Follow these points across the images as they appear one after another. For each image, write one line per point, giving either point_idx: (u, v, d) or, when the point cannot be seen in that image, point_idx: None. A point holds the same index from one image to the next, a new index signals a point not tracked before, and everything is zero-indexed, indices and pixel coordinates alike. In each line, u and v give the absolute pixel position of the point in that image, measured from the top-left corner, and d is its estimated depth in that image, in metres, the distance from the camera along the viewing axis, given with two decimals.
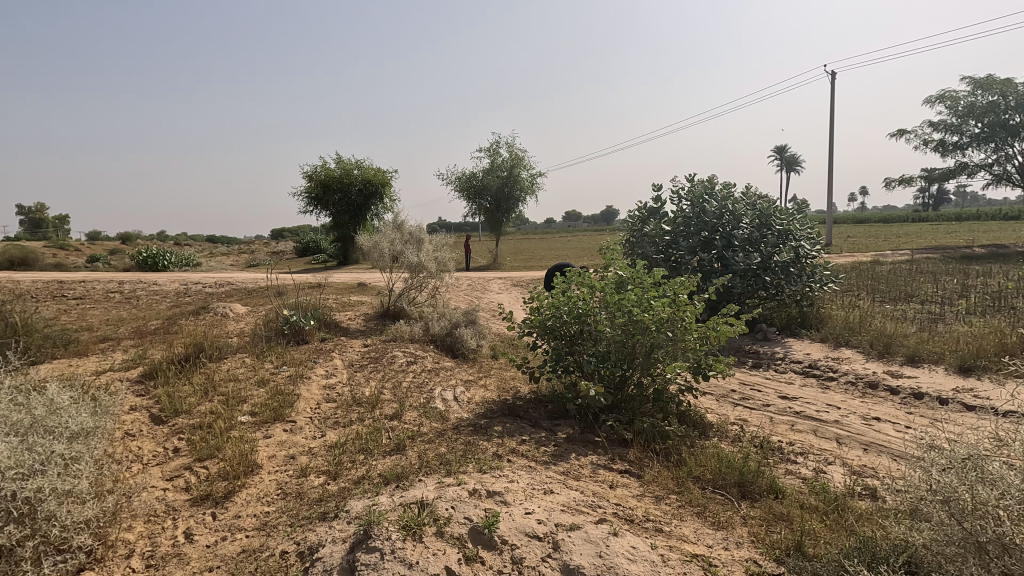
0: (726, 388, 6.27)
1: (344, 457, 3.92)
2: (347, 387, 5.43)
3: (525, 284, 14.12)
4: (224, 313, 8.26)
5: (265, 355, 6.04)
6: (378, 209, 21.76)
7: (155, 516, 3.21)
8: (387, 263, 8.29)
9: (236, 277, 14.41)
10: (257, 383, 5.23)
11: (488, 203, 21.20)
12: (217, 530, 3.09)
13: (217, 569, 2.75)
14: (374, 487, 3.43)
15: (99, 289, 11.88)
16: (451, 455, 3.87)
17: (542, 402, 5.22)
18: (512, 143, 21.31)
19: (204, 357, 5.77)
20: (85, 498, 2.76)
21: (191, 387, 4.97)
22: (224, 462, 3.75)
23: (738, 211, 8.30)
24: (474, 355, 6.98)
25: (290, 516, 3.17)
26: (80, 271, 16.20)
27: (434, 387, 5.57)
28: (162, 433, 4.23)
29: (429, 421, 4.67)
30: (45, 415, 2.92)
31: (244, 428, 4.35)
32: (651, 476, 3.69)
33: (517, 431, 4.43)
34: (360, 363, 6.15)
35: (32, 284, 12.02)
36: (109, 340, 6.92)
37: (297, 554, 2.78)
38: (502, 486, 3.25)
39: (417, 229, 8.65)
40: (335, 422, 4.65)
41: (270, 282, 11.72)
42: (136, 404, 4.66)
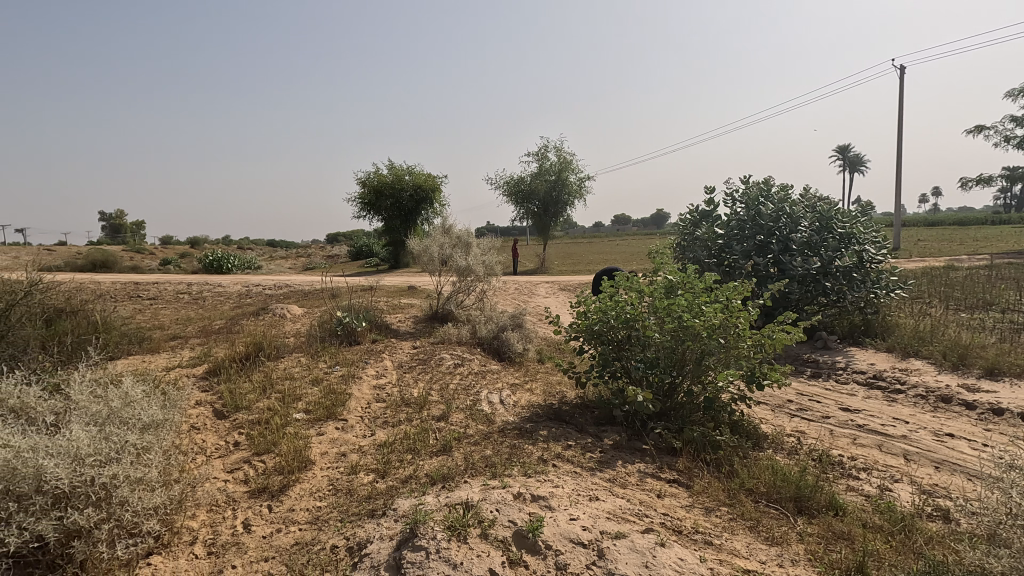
0: (782, 398, 6.02)
1: (393, 456, 4.01)
2: (397, 388, 5.55)
3: (573, 289, 14.04)
4: (282, 314, 8.63)
5: (319, 355, 6.26)
6: (428, 213, 22.19)
7: (216, 506, 3.38)
8: (437, 266, 8.45)
9: (293, 280, 15.03)
10: (311, 382, 5.43)
11: (537, 207, 21.21)
12: (273, 522, 3.23)
13: (272, 559, 2.87)
14: (421, 486, 3.49)
15: (170, 290, 12.67)
16: (497, 458, 3.89)
17: (588, 408, 5.16)
18: (561, 147, 21.28)
19: (263, 356, 6.05)
20: (154, 486, 2.93)
21: (251, 384, 5.22)
22: (280, 457, 3.91)
23: (796, 213, 7.98)
24: (520, 359, 6.99)
25: (340, 512, 3.27)
26: (154, 271, 18.72)
27: (481, 389, 5.62)
28: (224, 427, 4.45)
29: (475, 423, 4.71)
30: (120, 407, 3.14)
31: (299, 425, 4.52)
32: (701, 487, 3.58)
33: (563, 436, 4.40)
34: (409, 364, 6.28)
35: (111, 284, 12.94)
36: (178, 338, 7.37)
37: (347, 549, 2.86)
38: (546, 491, 3.24)
39: (465, 233, 8.77)
40: (385, 421, 4.76)
41: (326, 285, 12.15)
42: (201, 399, 4.93)
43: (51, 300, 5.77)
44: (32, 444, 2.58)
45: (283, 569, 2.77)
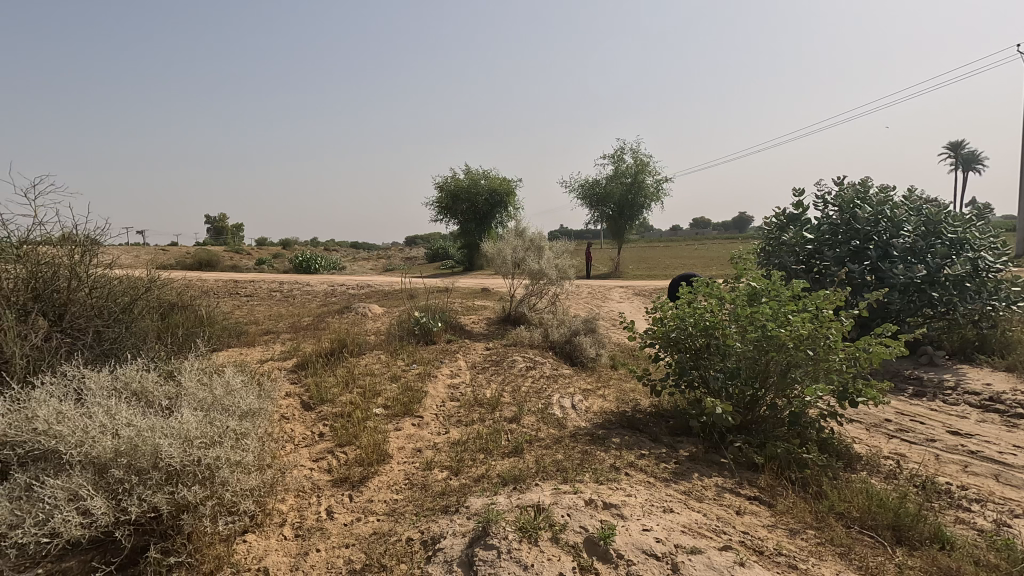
0: (879, 417, 5.55)
1: (466, 455, 4.10)
2: (470, 388, 5.67)
3: (648, 294, 13.72)
4: (364, 313, 9.07)
5: (397, 353, 6.52)
6: (502, 217, 22.50)
7: (303, 492, 3.61)
8: (510, 269, 8.56)
9: (374, 280, 15.75)
10: (390, 378, 5.67)
11: (612, 211, 20.89)
12: (353, 510, 3.40)
13: (353, 546, 3.02)
14: (493, 486, 3.54)
15: (264, 288, 13.66)
16: (568, 463, 3.87)
17: (663, 417, 5.02)
18: (637, 149, 20.86)
19: (346, 352, 6.39)
20: (250, 469, 3.17)
21: (335, 379, 5.53)
22: (361, 450, 4.11)
23: (898, 217, 7.36)
24: (593, 364, 6.92)
25: (415, 506, 3.39)
26: (250, 271, 19.90)
27: (553, 393, 5.62)
28: (311, 418, 4.75)
29: (546, 426, 4.72)
30: (223, 395, 3.44)
31: (378, 419, 4.72)
32: (784, 506, 3.38)
33: (636, 445, 4.31)
34: (482, 365, 6.39)
35: (214, 282, 14.16)
36: (272, 333, 7.94)
37: (421, 542, 2.96)
38: (619, 499, 3.18)
39: (539, 237, 8.84)
40: (458, 420, 4.87)
41: (404, 286, 12.65)
42: (291, 390, 5.28)
43: (166, 295, 6.42)
44: (151, 424, 2.87)
45: (362, 557, 2.91)
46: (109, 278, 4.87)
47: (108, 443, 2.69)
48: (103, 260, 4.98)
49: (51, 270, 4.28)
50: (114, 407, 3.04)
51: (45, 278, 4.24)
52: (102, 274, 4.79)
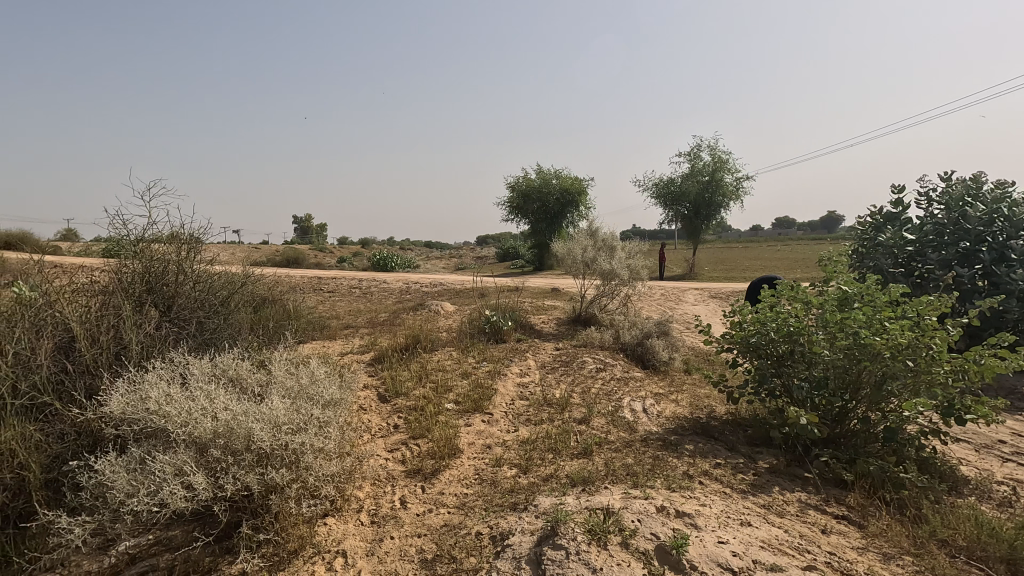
0: (991, 438, 5.00)
1: (534, 454, 4.12)
2: (539, 387, 5.68)
3: (725, 296, 13.16)
4: (437, 310, 9.32)
5: (468, 350, 6.66)
6: (573, 217, 22.38)
7: (379, 481, 3.77)
8: (580, 269, 8.50)
9: (447, 279, 16.16)
10: (461, 375, 5.79)
11: (687, 210, 20.21)
12: (425, 502, 3.50)
13: (425, 536, 3.12)
14: (562, 486, 3.53)
15: (344, 285, 14.39)
16: (639, 467, 3.79)
17: (741, 426, 4.79)
18: (715, 146, 20.07)
19: (420, 348, 6.60)
20: (332, 456, 3.34)
21: (409, 373, 5.72)
22: (433, 443, 4.22)
23: (1018, 215, 6.59)
24: (665, 368, 6.73)
25: (485, 501, 3.44)
26: (333, 271, 19.26)
27: (624, 395, 5.51)
28: (386, 410, 4.95)
29: (617, 429, 4.64)
30: (308, 385, 3.65)
31: (450, 414, 4.84)
32: (877, 528, 3.13)
33: (712, 453, 4.15)
34: (552, 365, 6.39)
35: (300, 278, 15.09)
36: (351, 327, 8.35)
37: (490, 537, 3.00)
38: (692, 508, 3.07)
39: (611, 237, 8.71)
40: (528, 419, 4.90)
41: (476, 285, 12.89)
42: (369, 383, 5.53)
43: (259, 289, 6.91)
44: (245, 410, 3.10)
45: (433, 547, 3.00)
46: (210, 273, 5.32)
47: (208, 425, 2.92)
48: (205, 256, 5.44)
49: (162, 266, 4.74)
50: (213, 392, 3.31)
51: (157, 273, 4.70)
52: (205, 269, 5.24)
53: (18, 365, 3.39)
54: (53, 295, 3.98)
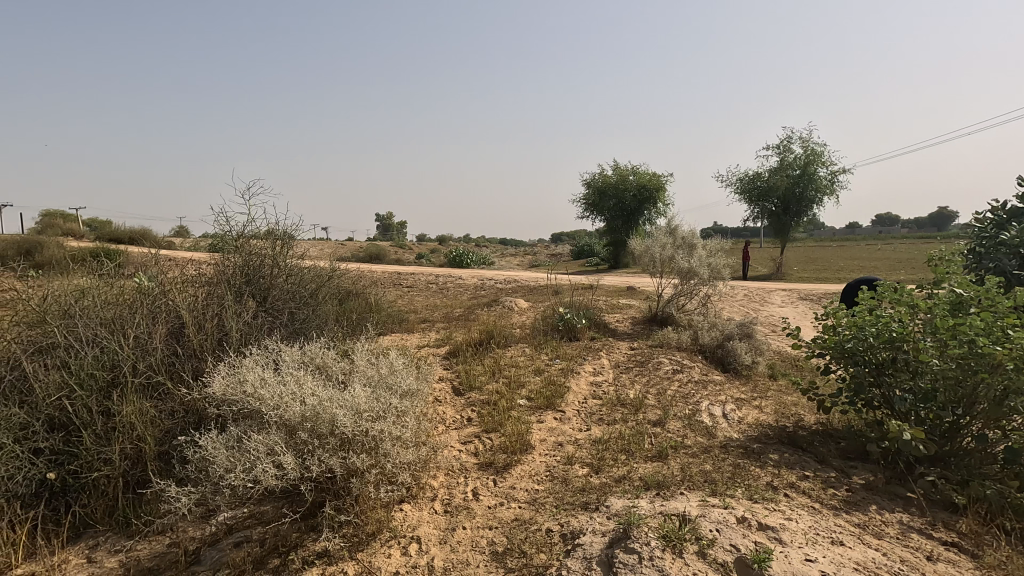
0: None
1: (607, 454, 4.05)
2: (613, 387, 5.58)
3: (816, 298, 12.31)
4: (511, 306, 9.42)
5: (541, 347, 6.67)
6: (651, 214, 21.79)
7: (452, 471, 3.86)
8: (658, 267, 8.27)
9: (521, 275, 16.27)
10: (534, 371, 5.81)
11: (774, 206, 19.09)
12: (497, 495, 3.54)
13: (496, 529, 3.16)
14: (635, 489, 3.45)
15: (422, 280, 14.90)
16: (718, 475, 3.63)
17: (832, 438, 4.46)
18: (808, 138, 18.79)
19: (494, 343, 6.70)
20: (408, 444, 3.45)
21: (483, 367, 5.82)
22: (505, 437, 4.27)
23: None
24: (748, 372, 6.40)
25: (556, 499, 3.43)
26: (419, 270, 17.09)
27: (702, 399, 5.30)
28: (460, 403, 5.06)
29: (694, 434, 4.47)
30: (388, 375, 3.80)
31: (522, 410, 4.87)
32: (995, 559, 2.80)
33: (799, 465, 3.90)
34: (626, 365, 6.26)
35: (381, 273, 15.78)
36: (428, 321, 8.61)
37: (561, 535, 2.99)
38: (776, 522, 2.90)
39: (690, 234, 8.40)
40: (600, 418, 4.83)
41: (549, 282, 12.90)
42: (444, 375, 5.68)
43: (345, 283, 7.28)
44: (330, 396, 3.27)
45: (504, 540, 3.03)
46: (301, 267, 5.67)
47: (297, 408, 3.11)
48: (297, 251, 5.81)
49: (259, 260, 5.12)
50: (302, 377, 3.52)
51: (254, 266, 5.08)
52: (297, 264, 5.61)
53: (138, 347, 3.78)
54: (167, 286, 4.41)
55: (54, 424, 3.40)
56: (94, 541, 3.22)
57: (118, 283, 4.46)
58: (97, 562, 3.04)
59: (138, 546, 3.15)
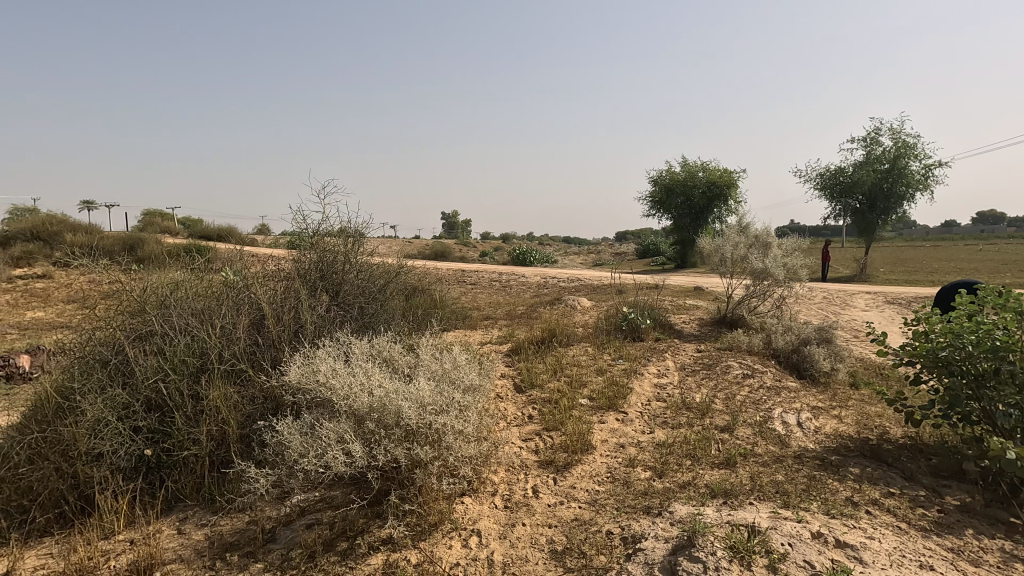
0: None
1: (671, 458, 3.94)
2: (678, 390, 5.41)
3: (906, 302, 11.40)
4: (574, 305, 9.36)
5: (604, 347, 6.58)
6: (722, 212, 20.98)
7: (513, 467, 3.89)
8: (728, 267, 7.94)
9: (584, 274, 16.10)
10: (596, 371, 5.73)
11: (859, 203, 17.87)
12: (557, 494, 3.53)
13: (555, 527, 3.15)
14: (701, 496, 3.33)
15: (486, 277, 15.13)
16: (791, 487, 3.44)
17: (922, 454, 4.12)
18: (899, 129, 17.42)
19: (556, 341, 6.68)
20: (470, 439, 3.50)
21: (545, 366, 5.82)
22: (566, 436, 4.25)
23: None
24: (826, 379, 6.02)
25: (617, 501, 3.38)
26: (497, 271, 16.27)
27: (774, 406, 5.04)
28: (522, 400, 5.08)
29: (765, 442, 4.26)
30: (451, 370, 3.87)
31: (584, 409, 4.83)
32: None
33: (882, 480, 3.63)
34: (693, 368, 6.06)
35: (446, 270, 16.13)
36: (491, 318, 8.71)
37: (622, 538, 2.94)
38: (856, 540, 2.71)
39: (765, 232, 8.00)
40: (664, 421, 4.70)
41: (613, 281, 12.71)
42: (506, 372, 5.73)
43: (411, 279, 7.48)
44: (396, 388, 3.37)
45: (563, 540, 3.01)
46: (370, 263, 5.89)
47: (365, 399, 3.24)
48: (367, 249, 6.04)
49: (332, 256, 5.37)
50: (371, 369, 3.67)
51: (328, 263, 5.33)
52: (367, 261, 5.83)
53: (223, 336, 4.07)
54: (250, 280, 4.72)
55: (150, 405, 3.72)
56: (184, 514, 3.49)
57: (207, 276, 4.81)
58: (186, 534, 3.28)
59: (221, 521, 3.38)
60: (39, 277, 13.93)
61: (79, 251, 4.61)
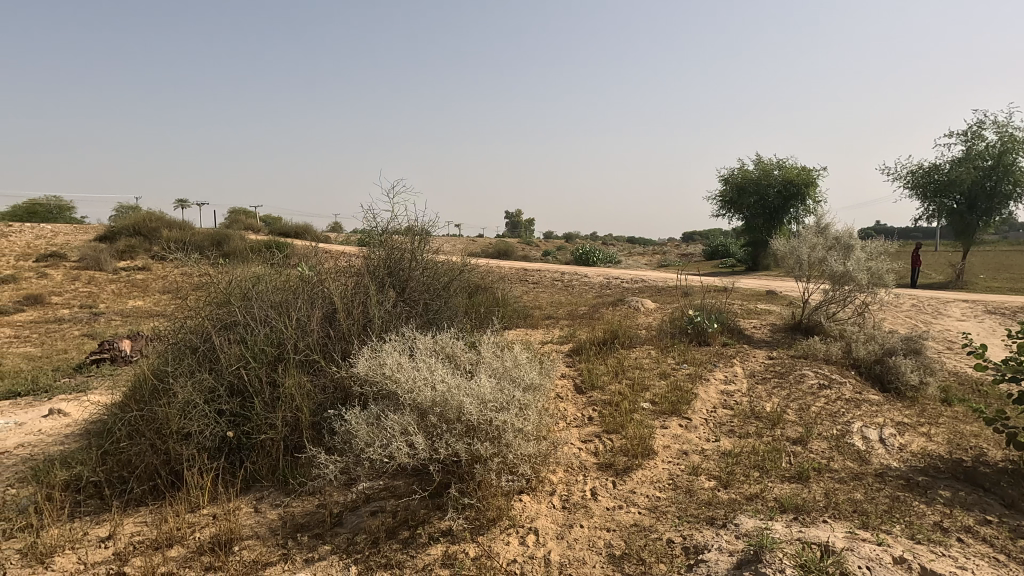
0: None
1: (737, 469, 3.78)
2: (747, 398, 5.19)
3: (1010, 313, 10.36)
4: (637, 306, 9.18)
5: (668, 350, 6.41)
6: (798, 212, 19.89)
7: (572, 468, 3.86)
8: (805, 270, 7.52)
9: (649, 275, 15.73)
10: (659, 375, 5.60)
11: (956, 203, 16.41)
12: (616, 497, 3.48)
13: (613, 531, 3.11)
14: (769, 510, 3.18)
15: (548, 276, 15.13)
16: (871, 507, 3.21)
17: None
18: (1006, 122, 15.83)
19: (617, 343, 6.57)
20: (530, 437, 3.51)
21: (606, 367, 5.74)
22: (626, 440, 4.17)
23: None
24: (913, 393, 5.58)
25: (679, 509, 3.28)
26: (559, 271, 16.02)
27: (853, 419, 4.72)
28: (582, 401, 5.04)
29: (843, 457, 4.00)
30: (513, 368, 3.90)
31: (645, 413, 4.73)
32: None
33: (978, 507, 3.32)
34: (763, 375, 5.78)
35: (508, 268, 16.28)
36: (552, 317, 8.70)
37: (683, 547, 2.86)
38: (946, 568, 2.49)
39: (846, 234, 7.51)
40: (731, 429, 4.52)
41: (679, 282, 12.35)
42: (566, 372, 5.70)
43: (475, 277, 7.60)
44: (458, 384, 3.44)
45: (622, 545, 2.96)
46: (436, 261, 6.03)
47: (428, 393, 3.33)
48: (433, 247, 6.19)
49: (400, 253, 5.54)
50: (434, 365, 3.76)
51: (396, 260, 5.50)
52: (432, 258, 5.97)
53: (299, 328, 4.30)
54: (323, 275, 4.97)
55: (233, 389, 3.99)
56: (260, 494, 3.71)
57: (285, 271, 5.11)
58: (262, 513, 3.49)
59: (293, 503, 3.57)
60: (140, 269, 15.28)
61: (174, 245, 5.01)
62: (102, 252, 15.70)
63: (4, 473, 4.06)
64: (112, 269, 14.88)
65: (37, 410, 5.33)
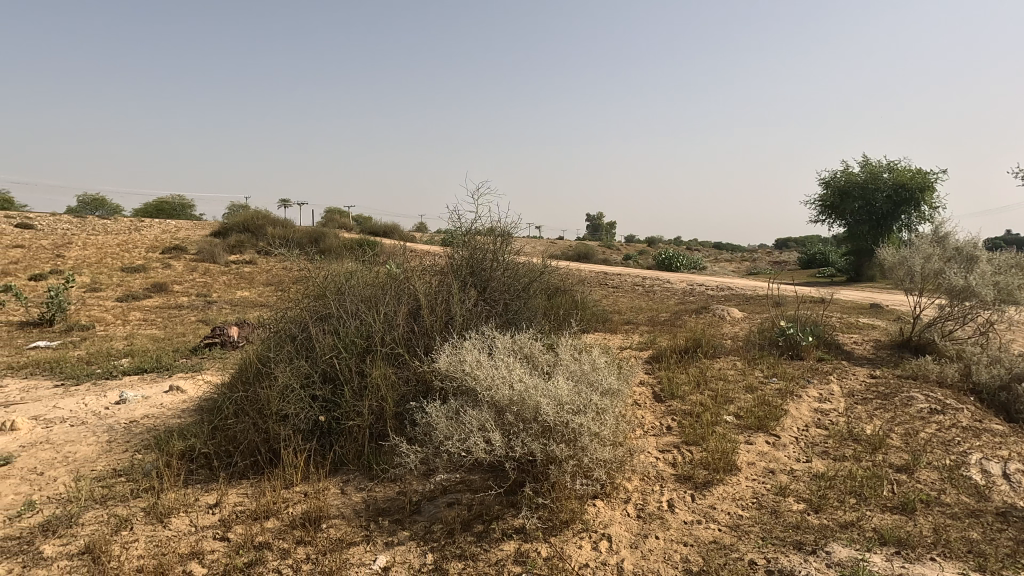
0: None
1: (830, 493, 3.52)
2: (844, 418, 4.81)
3: None
4: (723, 315, 8.78)
5: (755, 362, 6.08)
6: (911, 218, 18.13)
7: (648, 477, 3.77)
8: (917, 283, 6.85)
9: (736, 283, 15.01)
10: (745, 388, 5.32)
11: None
12: (694, 511, 3.35)
13: (690, 546, 3.00)
14: (867, 541, 2.93)
15: (628, 280, 14.86)
16: (991, 549, 2.88)
17: None
18: None
19: (700, 352, 6.33)
20: (606, 442, 3.47)
21: (687, 377, 5.54)
22: (707, 453, 4.01)
23: None
24: None
25: (763, 530, 3.11)
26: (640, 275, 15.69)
27: (971, 450, 4.24)
28: (660, 409, 4.90)
29: (957, 491, 3.61)
30: (590, 371, 3.87)
31: (728, 427, 4.52)
32: None
33: None
34: (864, 395, 5.33)
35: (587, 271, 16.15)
36: (633, 323, 8.52)
37: (767, 571, 2.71)
38: None
39: (969, 244, 6.76)
40: (825, 451, 4.21)
41: (770, 292, 11.66)
42: (645, 379, 5.57)
43: (555, 279, 7.60)
44: (536, 384, 3.47)
45: (699, 561, 2.86)
46: (516, 262, 6.10)
47: (506, 392, 3.38)
48: (515, 248, 6.27)
49: (482, 254, 5.66)
50: (512, 364, 3.82)
51: (477, 260, 5.62)
52: (513, 259, 6.05)
53: (386, 322, 4.52)
54: (410, 273, 5.19)
55: (326, 376, 4.26)
56: (346, 477, 3.93)
57: (375, 268, 5.39)
58: (348, 494, 3.70)
59: (376, 488, 3.75)
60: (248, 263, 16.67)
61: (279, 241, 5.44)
62: (217, 246, 17.31)
63: (133, 440, 4.59)
64: (224, 262, 16.34)
65: (160, 386, 5.98)
